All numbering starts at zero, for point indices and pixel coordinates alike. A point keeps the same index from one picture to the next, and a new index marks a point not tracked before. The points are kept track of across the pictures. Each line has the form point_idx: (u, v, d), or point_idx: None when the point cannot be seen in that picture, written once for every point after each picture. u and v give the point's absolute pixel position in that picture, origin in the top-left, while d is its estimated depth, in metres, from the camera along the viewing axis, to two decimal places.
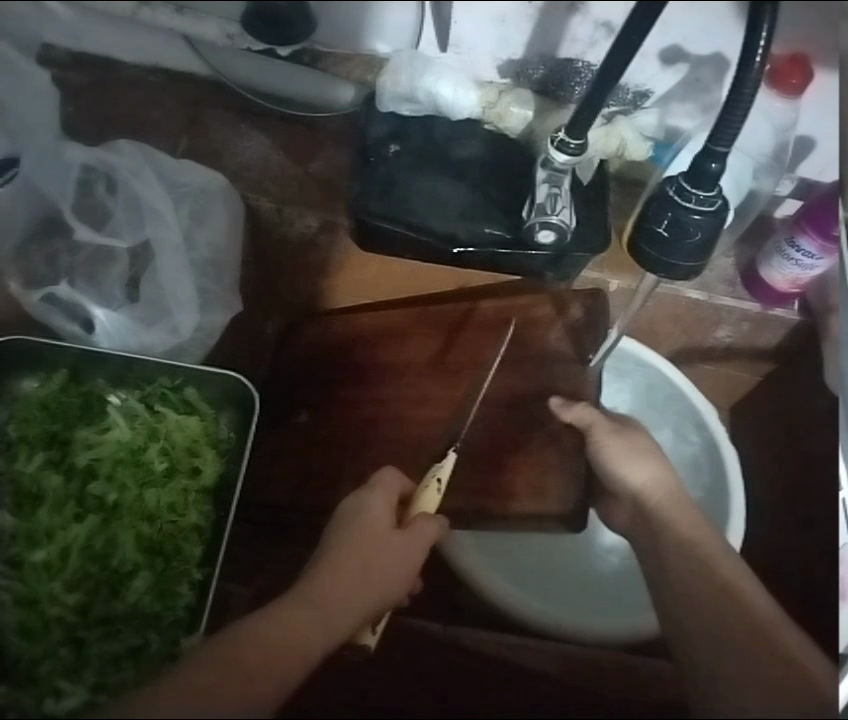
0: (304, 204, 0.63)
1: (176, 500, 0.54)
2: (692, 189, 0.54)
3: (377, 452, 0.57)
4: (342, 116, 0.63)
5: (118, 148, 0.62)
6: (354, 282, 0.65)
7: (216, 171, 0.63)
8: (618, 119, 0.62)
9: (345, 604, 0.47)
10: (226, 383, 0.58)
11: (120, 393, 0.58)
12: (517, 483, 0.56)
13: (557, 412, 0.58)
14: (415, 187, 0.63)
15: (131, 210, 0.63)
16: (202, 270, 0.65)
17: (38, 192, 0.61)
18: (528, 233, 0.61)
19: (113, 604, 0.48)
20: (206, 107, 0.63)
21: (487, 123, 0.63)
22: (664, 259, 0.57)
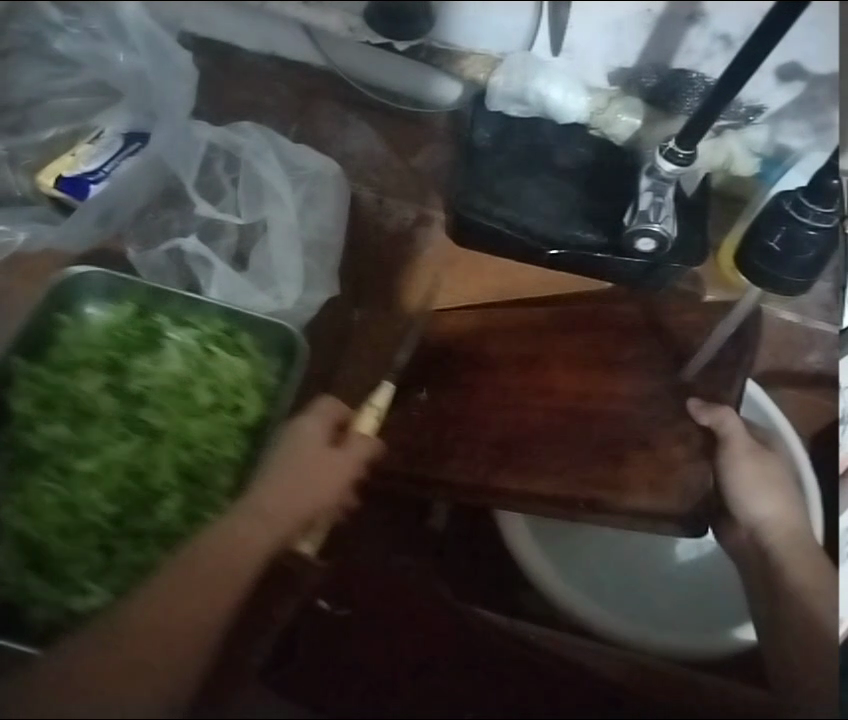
0: (402, 196, 0.65)
1: (219, 433, 0.54)
2: (808, 203, 0.59)
3: (490, 439, 0.57)
4: (449, 114, 0.64)
5: (241, 130, 0.64)
6: (467, 281, 0.63)
7: (328, 158, 0.65)
8: (727, 133, 0.60)
9: (273, 517, 0.49)
10: (281, 333, 0.60)
11: (180, 330, 0.59)
12: (634, 475, 0.57)
13: (695, 417, 0.59)
14: (507, 192, 0.64)
15: (254, 189, 0.67)
16: (309, 251, 0.65)
17: (164, 167, 0.66)
18: (627, 241, 0.62)
19: (144, 519, 0.50)
20: (318, 97, 0.63)
21: (593, 129, 0.62)
22: (772, 272, 0.60)
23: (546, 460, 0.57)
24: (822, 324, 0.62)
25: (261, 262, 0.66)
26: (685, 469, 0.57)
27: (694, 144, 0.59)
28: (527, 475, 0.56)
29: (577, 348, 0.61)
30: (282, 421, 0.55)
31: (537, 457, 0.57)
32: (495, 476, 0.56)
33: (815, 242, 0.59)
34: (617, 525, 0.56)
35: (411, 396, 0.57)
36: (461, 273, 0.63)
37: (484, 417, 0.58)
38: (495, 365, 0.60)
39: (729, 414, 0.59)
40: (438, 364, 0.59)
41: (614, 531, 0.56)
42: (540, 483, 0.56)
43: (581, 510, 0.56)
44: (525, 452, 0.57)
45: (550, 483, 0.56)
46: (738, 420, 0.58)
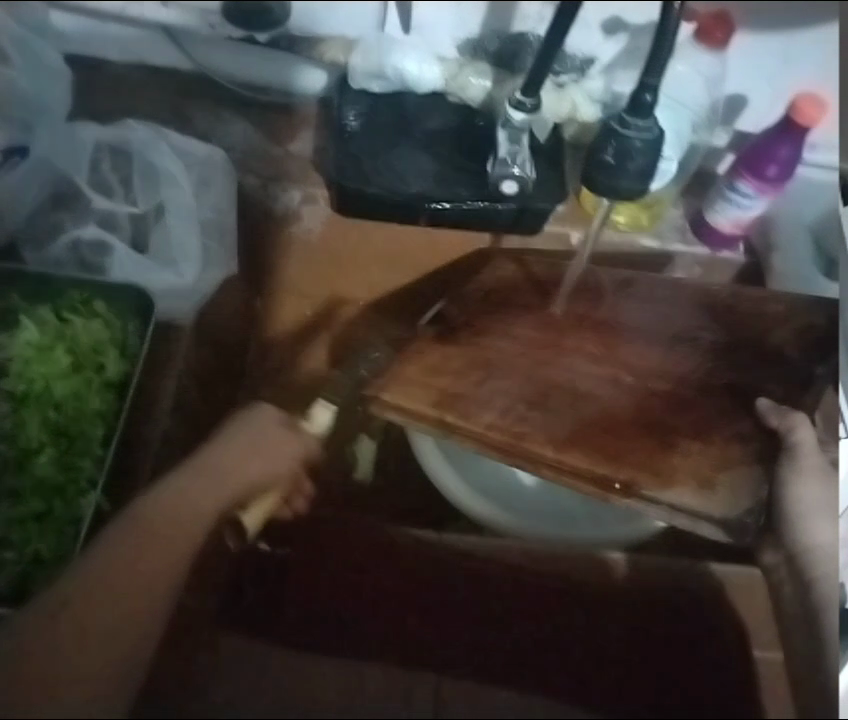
0: (287, 179, 0.63)
1: (79, 390, 0.54)
2: (631, 118, 0.60)
3: (541, 415, 0.56)
4: (318, 101, 0.65)
5: (127, 125, 0.64)
6: (405, 258, 0.61)
7: (217, 146, 0.64)
8: (568, 86, 0.62)
9: (223, 482, 0.52)
10: (137, 295, 0.57)
11: (34, 305, 0.56)
12: (693, 463, 0.54)
13: (764, 417, 0.56)
14: (378, 161, 0.64)
15: (147, 174, 0.63)
16: (202, 231, 0.61)
17: (49, 167, 0.62)
18: (493, 186, 0.62)
19: (20, 477, 0.52)
20: (191, 97, 0.65)
21: (450, 95, 0.65)
22: (609, 181, 0.61)
23: (606, 442, 0.55)
24: (675, 245, 0.62)
25: (160, 244, 0.60)
26: (737, 472, 0.54)
27: (537, 93, 0.61)
28: (565, 443, 0.55)
29: (603, 314, 0.60)
30: (148, 378, 0.55)
31: (556, 412, 0.56)
32: (528, 437, 0.55)
33: (643, 151, 0.60)
34: (652, 513, 0.53)
35: (413, 367, 0.57)
36: (384, 259, 0.61)
37: (497, 382, 0.57)
38: (491, 326, 0.59)
39: (802, 423, 0.56)
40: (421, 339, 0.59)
41: (651, 512, 0.53)
42: (582, 452, 0.55)
43: (616, 493, 0.53)
44: (558, 422, 0.55)
45: (587, 449, 0.55)
46: (807, 429, 0.56)
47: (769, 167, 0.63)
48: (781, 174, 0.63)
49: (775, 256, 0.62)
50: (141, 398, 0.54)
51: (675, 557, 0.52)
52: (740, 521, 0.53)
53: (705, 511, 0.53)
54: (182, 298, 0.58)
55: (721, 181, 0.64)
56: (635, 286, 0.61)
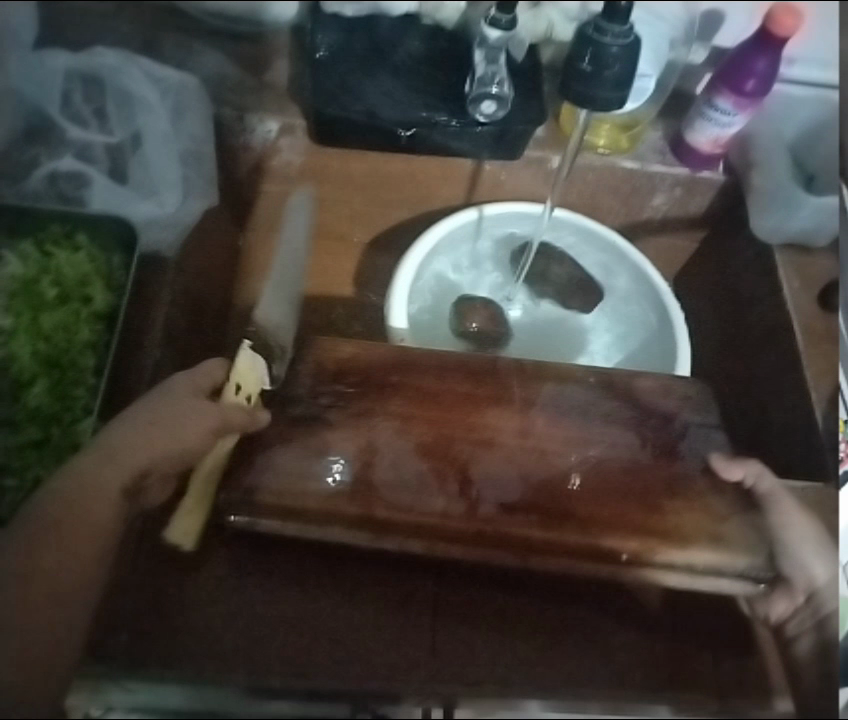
0: (264, 110, 0.64)
1: (69, 321, 0.51)
2: (611, 24, 0.59)
3: (524, 471, 0.48)
4: (289, 29, 0.68)
5: (98, 54, 0.65)
6: (390, 192, 0.63)
7: (188, 74, 0.65)
8: (544, 5, 0.68)
9: (140, 456, 0.47)
10: (121, 228, 0.55)
11: (15, 240, 0.53)
12: (688, 525, 0.48)
13: (724, 471, 0.50)
14: (359, 88, 0.65)
15: (123, 102, 0.63)
16: (183, 160, 0.60)
17: (22, 99, 0.61)
18: (471, 104, 0.65)
19: (15, 408, 0.49)
20: (161, 28, 0.67)
21: (425, 17, 0.68)
22: (586, 92, 0.61)
23: (604, 509, 0.47)
24: (657, 167, 0.64)
25: (141, 174, 0.60)
26: (742, 522, 0.48)
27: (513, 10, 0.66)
28: (555, 521, 0.47)
29: (589, 240, 0.61)
30: (137, 308, 0.52)
31: (520, 465, 0.48)
32: (505, 523, 0.46)
33: (620, 59, 0.59)
34: (662, 582, 0.46)
35: (355, 451, 0.48)
36: (367, 187, 0.63)
37: (450, 447, 0.49)
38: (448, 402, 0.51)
39: (762, 472, 0.50)
40: (342, 397, 0.50)
41: (662, 584, 0.46)
42: (565, 529, 0.46)
43: (624, 564, 0.47)
44: (520, 472, 0.48)
45: (558, 538, 0.46)
46: (766, 471, 0.50)
47: (747, 81, 0.64)
48: (759, 88, 0.65)
49: (754, 171, 0.64)
50: (134, 329, 0.51)
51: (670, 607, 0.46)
52: (764, 567, 0.47)
53: (726, 568, 0.46)
54: (163, 231, 0.56)
55: (698, 100, 0.66)
56: (628, 233, 0.62)
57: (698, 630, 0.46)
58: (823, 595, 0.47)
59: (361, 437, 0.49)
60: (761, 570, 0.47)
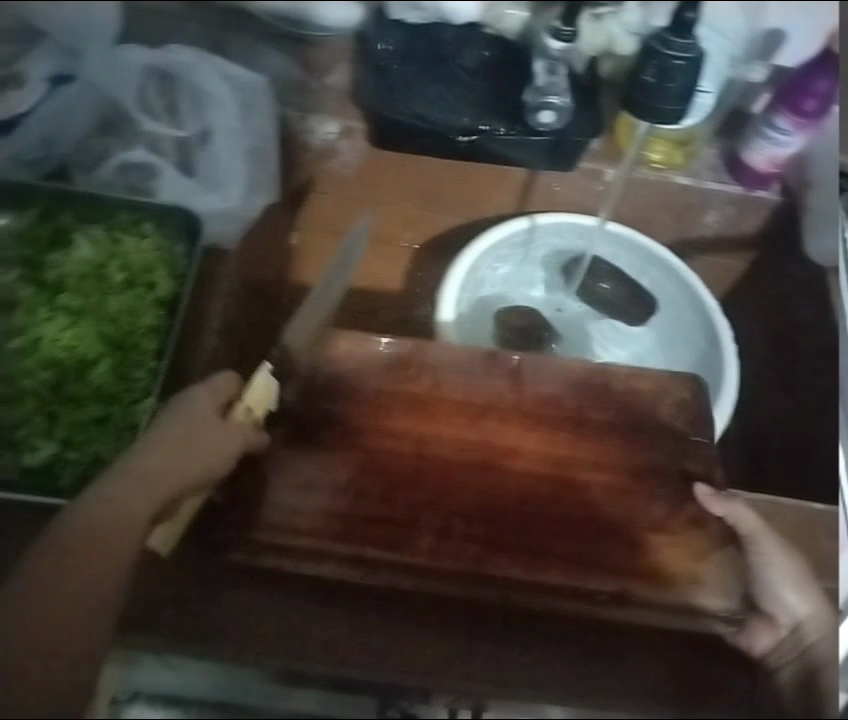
0: (326, 112, 0.66)
1: (132, 305, 0.53)
2: (675, 39, 0.63)
3: (506, 500, 0.47)
4: (353, 35, 0.69)
5: (172, 49, 0.66)
6: (445, 198, 0.63)
7: (256, 73, 0.67)
8: (606, 19, 0.68)
9: (162, 476, 0.45)
10: (184, 218, 0.57)
11: (88, 225, 0.56)
12: (669, 565, 0.46)
13: (705, 504, 0.48)
14: (421, 94, 0.66)
15: (195, 99, 0.65)
16: (248, 156, 0.63)
17: (98, 91, 0.63)
18: (530, 113, 0.66)
19: (80, 385, 0.50)
20: (230, 29, 0.68)
21: (487, 27, 0.69)
22: (649, 103, 0.64)
23: (587, 544, 0.46)
24: (711, 184, 0.65)
25: (208, 167, 0.62)
26: (724, 554, 0.46)
27: (575, 24, 0.68)
28: (536, 561, 0.45)
29: (640, 257, 0.61)
30: (197, 295, 0.54)
31: (506, 495, 0.47)
32: (488, 559, 0.45)
33: (683, 73, 0.63)
34: (643, 618, 0.45)
35: (343, 482, 0.47)
36: (418, 196, 0.63)
37: (437, 475, 0.48)
38: (443, 419, 0.50)
39: (746, 509, 0.49)
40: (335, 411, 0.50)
41: (644, 621, 0.44)
42: (547, 568, 0.45)
43: (605, 603, 0.45)
44: (503, 499, 0.47)
45: (536, 576, 0.45)
46: (747, 511, 0.49)
47: (806, 101, 0.65)
48: (819, 108, 0.65)
49: (811, 192, 0.64)
50: (193, 317, 0.53)
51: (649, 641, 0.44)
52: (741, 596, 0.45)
53: (702, 606, 0.45)
54: (225, 224, 0.58)
55: (756, 120, 0.66)
56: (677, 249, 0.62)
57: (679, 663, 0.44)
58: (805, 623, 0.44)
59: (349, 467, 0.48)
60: (735, 608, 0.45)
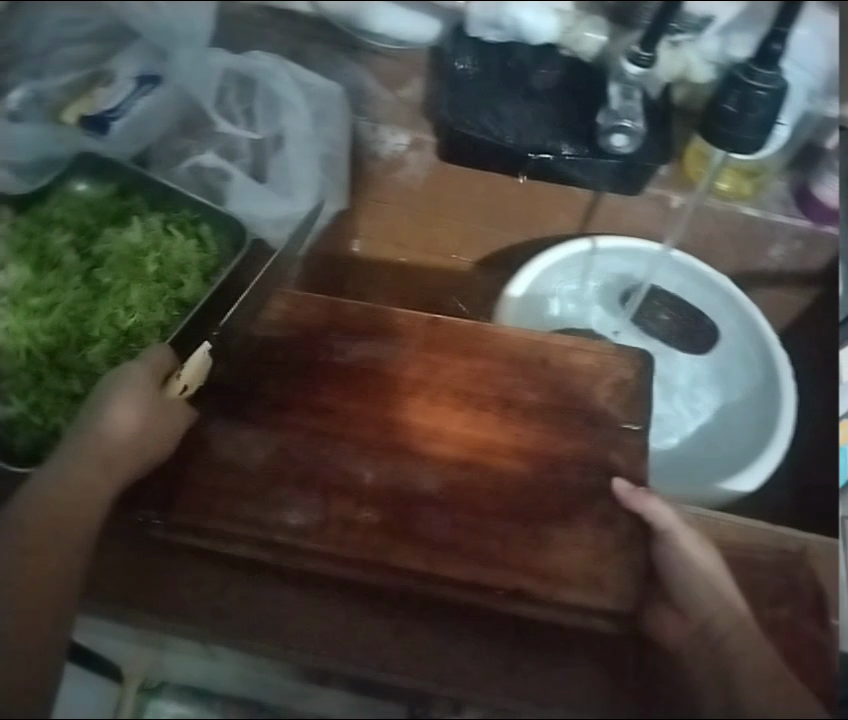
0: (397, 123, 0.67)
1: (152, 297, 0.54)
2: (759, 70, 0.63)
3: (415, 487, 0.47)
4: (428, 51, 0.71)
5: (255, 55, 0.68)
6: (513, 215, 0.63)
7: (335, 82, 0.68)
8: (683, 47, 0.67)
9: (120, 456, 0.46)
10: (237, 229, 0.58)
11: (149, 213, 0.58)
12: (568, 565, 0.45)
13: (622, 502, 0.46)
14: (493, 113, 0.67)
15: (269, 103, 0.67)
16: (319, 163, 0.64)
17: (182, 91, 0.66)
18: (602, 136, 0.65)
19: (73, 356, 0.51)
20: (308, 38, 0.70)
21: (563, 49, 0.69)
22: (730, 133, 0.63)
23: (493, 541, 0.46)
24: (778, 216, 0.63)
25: (279, 173, 0.64)
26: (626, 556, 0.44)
27: (655, 50, 0.66)
28: (438, 558, 0.45)
29: (700, 286, 0.60)
30: (224, 305, 0.54)
31: (430, 486, 0.47)
32: (393, 549, 0.45)
33: (766, 103, 0.62)
34: (540, 615, 0.44)
35: (260, 460, 0.48)
36: (484, 210, 0.64)
37: (348, 450, 0.48)
38: (420, 402, 0.50)
39: (665, 504, 0.46)
40: (314, 391, 0.50)
41: (538, 617, 0.43)
42: (448, 563, 0.45)
43: (501, 598, 0.44)
44: (416, 486, 0.47)
45: (434, 568, 0.45)
46: (666, 508, 0.46)
47: None
48: None
49: None
50: (214, 323, 0.53)
51: (542, 631, 0.43)
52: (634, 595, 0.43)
53: (592, 606, 0.43)
54: (280, 229, 0.60)
55: (830, 157, 0.65)
56: (741, 280, 0.60)
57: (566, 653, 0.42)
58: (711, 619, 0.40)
59: (268, 447, 0.48)
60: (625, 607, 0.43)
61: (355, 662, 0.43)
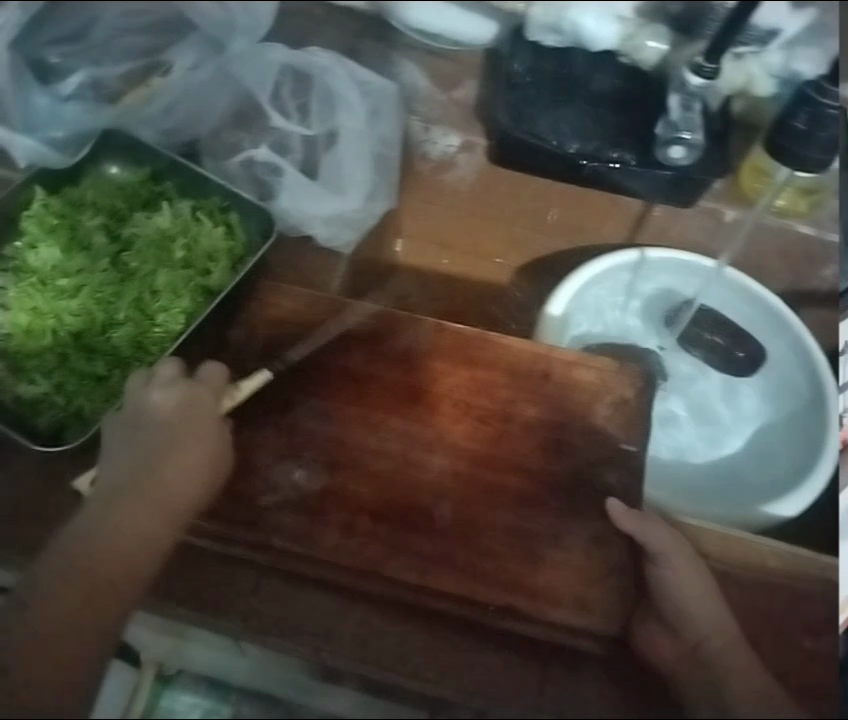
0: (447, 124, 0.66)
1: (179, 283, 0.55)
2: (827, 91, 0.64)
3: (412, 498, 0.47)
4: (483, 52, 0.70)
5: (312, 53, 0.69)
6: (564, 222, 0.61)
7: (391, 81, 0.68)
8: (747, 59, 0.66)
9: (183, 478, 0.46)
10: (263, 217, 0.59)
11: (181, 199, 0.59)
12: (558, 587, 0.45)
13: (617, 522, 0.47)
14: (548, 119, 0.65)
15: (325, 101, 0.67)
16: (370, 161, 0.64)
17: (237, 84, 0.67)
18: (659, 148, 0.63)
19: (99, 338, 0.52)
20: (365, 38, 0.71)
21: (622, 56, 0.68)
22: (796, 150, 0.62)
23: (488, 557, 0.45)
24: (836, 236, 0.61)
25: (331, 171, 0.64)
26: (621, 577, 0.44)
27: (720, 61, 0.65)
28: (430, 568, 0.44)
29: (750, 306, 0.57)
30: (247, 292, 0.55)
31: (428, 497, 0.47)
32: (388, 559, 0.45)
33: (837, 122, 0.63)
34: (531, 632, 0.43)
35: (262, 462, 0.48)
36: (531, 215, 0.62)
37: (347, 456, 0.48)
38: (425, 410, 0.50)
39: (663, 522, 0.47)
40: (324, 395, 0.51)
41: (530, 634, 0.43)
42: (441, 575, 0.44)
43: (492, 612, 0.43)
44: (417, 493, 0.47)
45: (425, 579, 0.44)
46: (664, 529, 0.46)
47: None
48: None
49: None
50: (235, 308, 0.54)
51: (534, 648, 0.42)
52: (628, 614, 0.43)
53: (584, 626, 0.43)
54: (314, 225, 0.60)
55: None
56: (789, 299, 0.58)
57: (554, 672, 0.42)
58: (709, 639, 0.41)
59: (273, 444, 0.48)
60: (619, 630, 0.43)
61: (355, 659, 0.42)
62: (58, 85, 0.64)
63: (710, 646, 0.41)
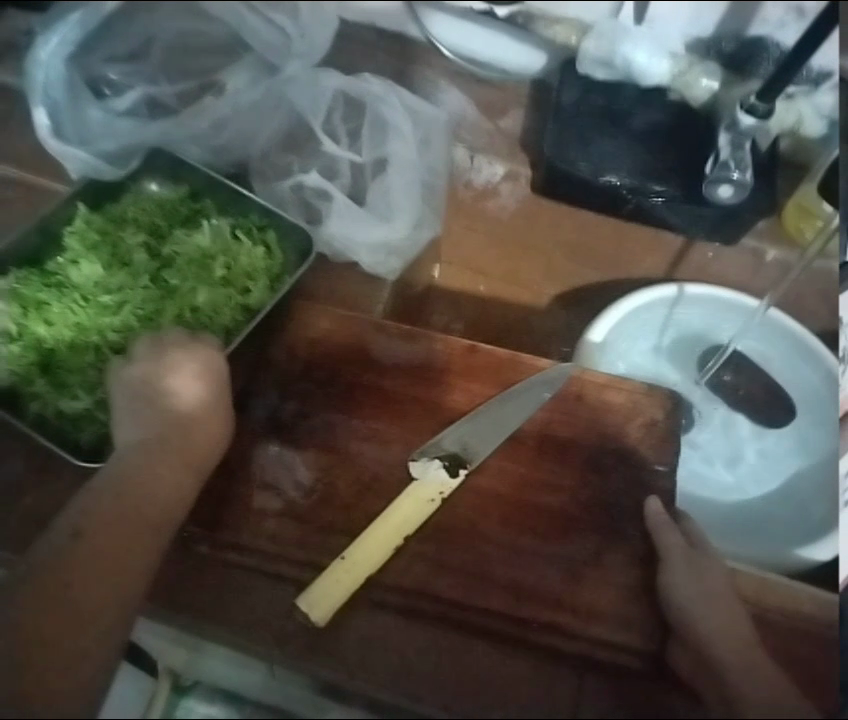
0: (493, 153, 0.67)
1: (219, 301, 0.55)
2: None
3: (449, 519, 0.47)
4: (532, 82, 0.69)
5: (368, 80, 0.68)
6: (600, 256, 0.62)
7: (443, 108, 0.67)
8: (797, 98, 0.64)
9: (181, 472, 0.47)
10: (301, 237, 0.59)
11: (220, 218, 0.60)
12: (601, 604, 0.44)
13: (651, 528, 0.47)
14: (591, 152, 0.65)
15: (377, 127, 0.67)
16: (415, 189, 0.64)
17: (287, 104, 0.67)
18: (708, 188, 0.62)
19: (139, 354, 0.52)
20: (416, 62, 0.71)
21: (673, 92, 0.67)
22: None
23: (527, 578, 0.45)
24: None
25: (377, 199, 0.64)
26: (656, 597, 0.44)
27: (772, 99, 0.63)
28: (472, 584, 0.45)
29: (790, 346, 0.56)
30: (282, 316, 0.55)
31: (460, 523, 0.47)
32: (432, 579, 0.45)
33: None
34: (574, 647, 0.42)
35: (308, 482, 0.48)
36: (574, 247, 0.63)
37: (389, 476, 0.49)
38: (459, 435, 0.50)
39: (697, 546, 0.46)
40: (361, 415, 0.51)
41: (573, 649, 0.42)
42: (485, 593, 0.44)
43: (536, 629, 0.43)
44: (452, 515, 0.47)
45: (471, 598, 0.44)
46: (690, 546, 0.46)
47: None
48: None
49: None
50: (271, 329, 0.55)
51: (579, 664, 0.42)
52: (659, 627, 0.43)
53: (620, 640, 0.42)
54: (359, 249, 0.60)
55: None
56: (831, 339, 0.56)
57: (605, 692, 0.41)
58: (725, 653, 0.40)
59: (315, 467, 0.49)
60: (650, 641, 0.42)
61: (392, 685, 0.40)
62: (113, 99, 0.65)
63: (727, 662, 0.40)
